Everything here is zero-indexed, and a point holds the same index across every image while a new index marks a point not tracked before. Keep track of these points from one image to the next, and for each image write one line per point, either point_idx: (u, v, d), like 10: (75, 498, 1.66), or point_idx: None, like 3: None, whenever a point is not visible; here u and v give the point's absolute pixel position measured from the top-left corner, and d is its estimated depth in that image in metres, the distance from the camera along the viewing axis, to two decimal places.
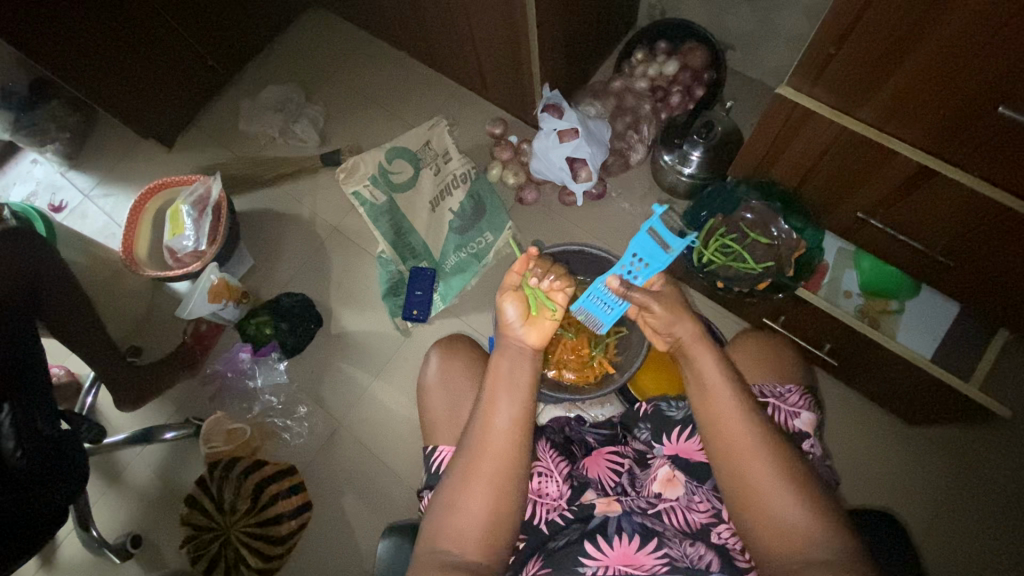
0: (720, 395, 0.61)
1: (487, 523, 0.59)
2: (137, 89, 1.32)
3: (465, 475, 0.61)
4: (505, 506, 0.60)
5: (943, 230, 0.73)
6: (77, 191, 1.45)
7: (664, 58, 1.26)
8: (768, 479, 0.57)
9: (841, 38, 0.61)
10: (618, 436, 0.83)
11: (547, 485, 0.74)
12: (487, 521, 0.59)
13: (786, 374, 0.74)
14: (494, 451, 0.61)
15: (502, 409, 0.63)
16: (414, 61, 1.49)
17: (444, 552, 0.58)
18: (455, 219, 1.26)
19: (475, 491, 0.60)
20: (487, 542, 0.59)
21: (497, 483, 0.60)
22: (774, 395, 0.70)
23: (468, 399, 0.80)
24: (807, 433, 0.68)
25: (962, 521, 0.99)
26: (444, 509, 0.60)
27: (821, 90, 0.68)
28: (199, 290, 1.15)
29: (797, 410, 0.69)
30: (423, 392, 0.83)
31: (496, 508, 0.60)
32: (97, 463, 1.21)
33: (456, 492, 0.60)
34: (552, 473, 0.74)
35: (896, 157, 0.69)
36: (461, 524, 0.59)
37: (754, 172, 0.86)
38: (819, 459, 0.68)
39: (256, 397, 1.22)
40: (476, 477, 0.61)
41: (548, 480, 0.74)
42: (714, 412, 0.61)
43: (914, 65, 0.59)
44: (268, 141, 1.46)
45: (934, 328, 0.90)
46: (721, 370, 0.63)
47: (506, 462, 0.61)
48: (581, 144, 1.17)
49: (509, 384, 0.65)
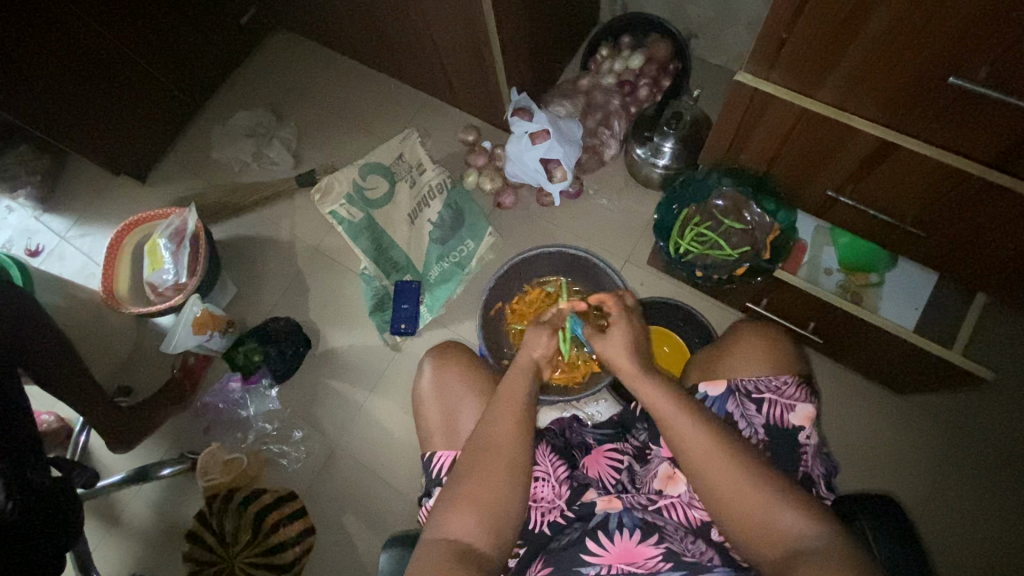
0: (680, 420, 0.64)
1: (482, 531, 0.61)
2: (108, 126, 1.31)
3: (460, 482, 0.65)
4: (496, 511, 0.63)
5: (913, 202, 0.74)
6: (53, 234, 1.44)
7: (629, 52, 1.27)
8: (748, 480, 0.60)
9: (793, 22, 0.62)
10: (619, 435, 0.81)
11: (543, 489, 0.73)
12: (482, 521, 0.62)
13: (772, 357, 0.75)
14: (490, 462, 0.65)
15: (495, 427, 0.68)
16: (381, 74, 1.48)
17: (449, 541, 0.61)
18: (435, 229, 1.26)
19: (470, 503, 0.63)
20: (483, 544, 0.61)
21: (491, 489, 0.64)
22: (769, 389, 0.71)
23: (466, 408, 0.79)
24: (801, 425, 0.70)
25: (961, 486, 1.00)
26: (443, 513, 0.63)
27: (779, 73, 0.68)
28: (183, 323, 1.15)
29: (793, 403, 0.70)
30: (418, 401, 0.82)
31: (488, 516, 0.62)
32: (94, 507, 1.19)
33: (458, 494, 0.64)
34: (550, 477, 0.73)
35: (860, 134, 0.69)
36: (458, 531, 0.61)
37: (723, 158, 0.86)
38: (814, 450, 0.70)
39: (250, 426, 1.22)
40: (472, 481, 0.64)
41: (544, 485, 0.73)
42: (664, 421, 0.65)
43: (866, 41, 0.60)
44: (242, 167, 1.45)
45: (915, 298, 0.91)
46: (670, 400, 0.66)
47: (501, 472, 0.65)
48: (554, 145, 1.17)
49: (497, 421, 0.68)
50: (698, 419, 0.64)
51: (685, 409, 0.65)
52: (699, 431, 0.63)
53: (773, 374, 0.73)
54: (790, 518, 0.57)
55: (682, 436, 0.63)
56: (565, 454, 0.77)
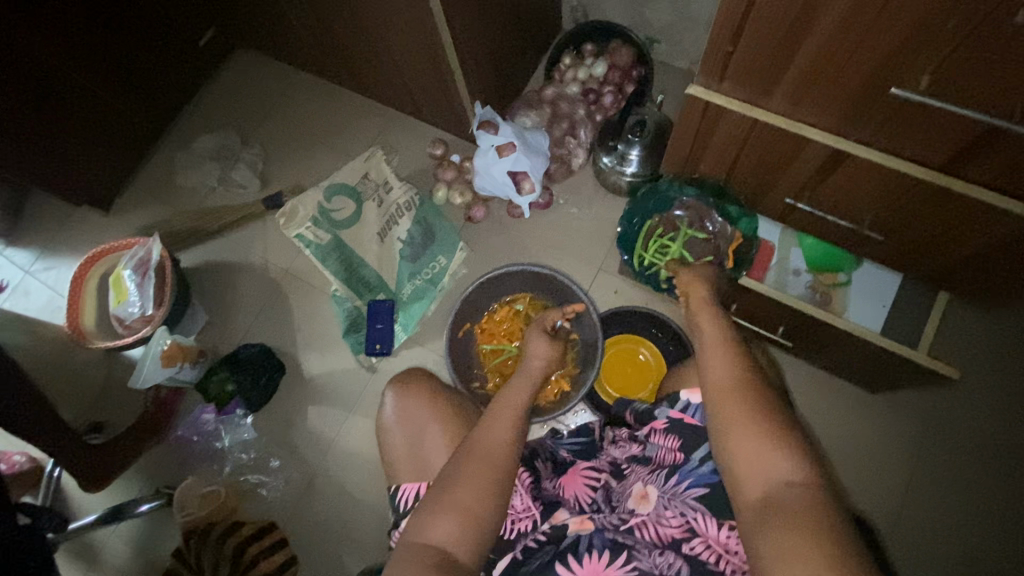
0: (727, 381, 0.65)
1: (474, 533, 0.60)
2: (69, 158, 1.28)
3: (445, 490, 0.64)
4: (483, 511, 0.62)
5: (869, 207, 0.74)
6: (17, 268, 1.40)
7: (592, 59, 1.27)
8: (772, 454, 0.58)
9: (736, 35, 0.62)
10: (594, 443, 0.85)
11: (516, 500, 0.78)
12: (469, 521, 0.61)
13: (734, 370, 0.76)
14: (486, 455, 0.66)
15: (496, 424, 0.69)
16: (347, 91, 1.47)
17: (434, 548, 0.59)
18: (405, 247, 1.25)
19: (467, 488, 0.63)
20: (473, 534, 0.60)
21: (481, 485, 0.63)
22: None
23: (433, 436, 0.79)
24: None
25: (934, 480, 1.01)
26: (427, 515, 0.61)
27: (728, 85, 0.68)
28: (152, 357, 1.13)
29: None
30: (383, 432, 0.81)
31: (476, 510, 0.62)
32: (68, 549, 1.17)
33: (445, 493, 0.63)
34: (520, 489, 0.78)
35: (811, 144, 0.69)
36: (451, 512, 0.61)
37: (681, 168, 0.87)
38: None
39: (224, 457, 1.19)
40: (464, 478, 0.64)
41: (517, 495, 0.78)
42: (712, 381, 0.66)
43: (808, 54, 0.60)
44: (208, 191, 1.43)
45: (883, 296, 0.92)
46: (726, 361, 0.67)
47: (499, 464, 0.65)
48: (520, 157, 1.17)
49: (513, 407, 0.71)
50: (740, 383, 0.65)
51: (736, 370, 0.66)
52: (737, 396, 0.63)
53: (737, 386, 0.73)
54: (789, 465, 0.57)
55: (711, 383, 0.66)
56: (536, 469, 0.82)
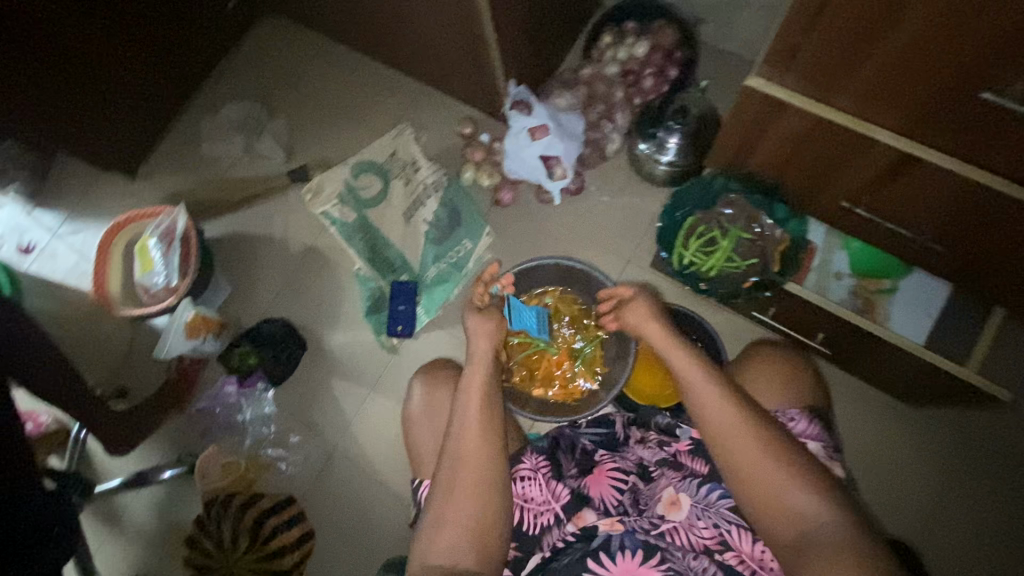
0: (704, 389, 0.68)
1: (471, 545, 0.61)
2: (95, 123, 1.27)
3: (437, 510, 0.64)
4: (483, 520, 0.63)
5: (934, 216, 0.69)
6: (44, 231, 1.41)
7: (633, 39, 1.20)
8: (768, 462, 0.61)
9: (811, 24, 0.57)
10: (616, 436, 0.82)
11: (532, 490, 0.75)
12: (471, 533, 0.62)
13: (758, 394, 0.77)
14: (472, 465, 0.66)
15: (471, 430, 0.68)
16: (376, 63, 1.42)
17: (434, 566, 0.61)
18: (431, 229, 1.23)
19: (454, 509, 0.63)
20: (478, 550, 0.62)
21: (474, 494, 0.64)
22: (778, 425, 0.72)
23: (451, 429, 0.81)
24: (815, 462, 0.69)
25: (969, 499, 0.98)
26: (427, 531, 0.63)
27: (794, 79, 0.64)
28: (176, 327, 1.14)
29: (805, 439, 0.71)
30: (410, 423, 0.83)
31: (473, 525, 0.62)
32: (93, 511, 1.19)
33: (440, 507, 0.64)
34: (538, 478, 0.75)
35: (879, 146, 0.65)
36: (450, 535, 0.62)
37: (731, 164, 0.82)
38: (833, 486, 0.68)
39: (246, 429, 1.19)
40: (453, 487, 0.65)
41: (532, 485, 0.75)
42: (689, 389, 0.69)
43: (890, 50, 0.55)
44: (233, 161, 1.41)
45: (928, 305, 0.87)
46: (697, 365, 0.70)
47: (485, 472, 0.65)
48: (554, 141, 1.13)
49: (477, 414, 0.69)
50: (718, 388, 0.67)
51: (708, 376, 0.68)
52: (719, 403, 0.66)
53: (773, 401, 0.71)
54: (803, 501, 0.59)
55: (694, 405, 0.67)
56: (554, 457, 0.79)
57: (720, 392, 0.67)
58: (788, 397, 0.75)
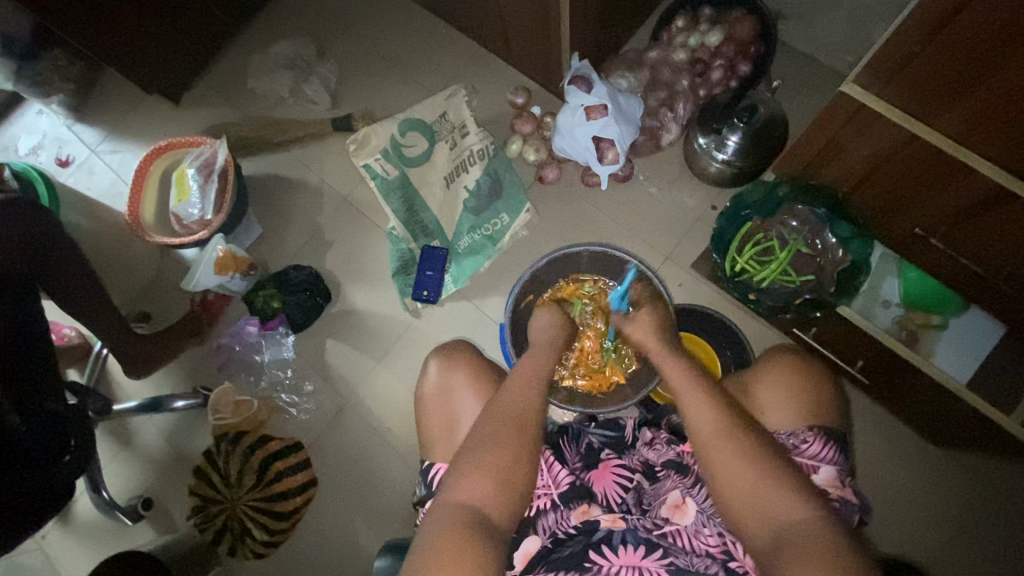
0: (700, 394, 0.64)
1: (499, 497, 0.59)
2: (143, 42, 1.25)
3: (472, 452, 0.62)
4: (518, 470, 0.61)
5: (1016, 261, 0.65)
6: (84, 146, 1.41)
7: (708, 27, 1.14)
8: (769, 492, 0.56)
9: (930, 35, 0.52)
10: (626, 439, 0.78)
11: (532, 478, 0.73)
12: (500, 485, 0.60)
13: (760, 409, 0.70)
14: (505, 428, 0.63)
15: (511, 392, 0.68)
16: (434, 18, 1.38)
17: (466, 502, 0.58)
18: (470, 197, 1.20)
19: (493, 458, 0.61)
20: (507, 503, 0.59)
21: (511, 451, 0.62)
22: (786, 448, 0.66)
23: (463, 413, 0.75)
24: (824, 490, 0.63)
25: (984, 549, 0.95)
26: (459, 471, 0.60)
27: (894, 92, 0.59)
28: (206, 262, 1.12)
29: (815, 464, 0.64)
30: (420, 403, 0.77)
31: (507, 480, 0.60)
32: (107, 427, 1.23)
33: (472, 458, 0.61)
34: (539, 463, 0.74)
35: (972, 176, 0.60)
36: (482, 481, 0.59)
37: (801, 172, 0.79)
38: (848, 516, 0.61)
39: (263, 371, 1.21)
40: (494, 432, 0.63)
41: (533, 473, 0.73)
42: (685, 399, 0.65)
43: (1011, 77, 0.50)
44: (277, 100, 1.38)
45: (975, 350, 0.83)
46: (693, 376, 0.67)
47: (521, 439, 0.63)
48: (610, 123, 1.08)
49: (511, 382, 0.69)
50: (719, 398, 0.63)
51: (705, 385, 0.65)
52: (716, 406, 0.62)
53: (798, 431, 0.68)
54: (790, 522, 0.55)
55: (692, 416, 0.63)
56: (558, 445, 0.77)
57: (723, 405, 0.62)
58: (800, 411, 0.68)
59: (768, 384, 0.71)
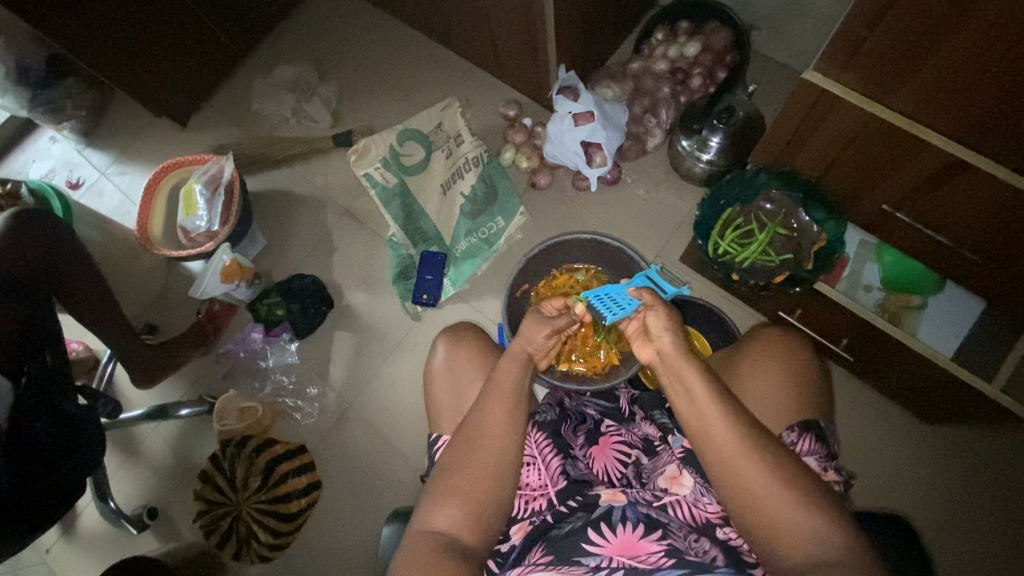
0: (715, 415, 0.59)
1: (470, 532, 0.60)
2: (152, 68, 1.32)
3: (442, 481, 0.63)
4: (489, 508, 0.62)
5: (975, 225, 0.70)
6: (94, 169, 1.46)
7: (686, 38, 1.22)
8: (772, 482, 0.56)
9: (875, 19, 0.57)
10: (621, 411, 0.81)
11: (530, 474, 0.72)
12: (467, 527, 0.60)
13: (747, 377, 0.73)
14: (474, 471, 0.63)
15: (487, 430, 0.65)
16: (428, 39, 1.46)
17: (437, 530, 0.60)
18: (466, 203, 1.25)
19: (463, 490, 0.62)
20: (478, 530, 0.61)
21: (479, 488, 0.62)
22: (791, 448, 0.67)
23: (465, 399, 0.78)
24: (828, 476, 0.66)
25: (974, 520, 0.99)
26: (423, 512, 0.62)
27: (850, 75, 0.65)
28: (212, 270, 1.15)
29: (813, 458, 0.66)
30: (429, 380, 0.81)
31: (477, 509, 0.61)
32: (115, 438, 1.24)
33: (443, 485, 0.63)
34: (537, 462, 0.73)
35: (929, 148, 0.65)
36: (450, 514, 0.61)
37: (776, 160, 0.83)
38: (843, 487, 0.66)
39: (266, 377, 1.24)
40: (462, 472, 0.63)
41: (532, 469, 0.73)
42: (704, 419, 0.60)
43: (950, 52, 0.56)
44: (281, 120, 1.45)
45: (956, 326, 0.86)
46: (710, 393, 0.61)
47: (489, 478, 0.63)
48: (597, 128, 1.13)
49: (482, 427, 0.65)
50: (737, 418, 0.59)
51: (721, 402, 0.60)
52: (733, 429, 0.59)
53: (783, 400, 0.71)
54: (788, 476, 0.56)
55: (712, 440, 0.59)
56: (557, 430, 0.76)
57: (742, 430, 0.58)
58: (787, 382, 0.71)
59: (761, 355, 0.74)
